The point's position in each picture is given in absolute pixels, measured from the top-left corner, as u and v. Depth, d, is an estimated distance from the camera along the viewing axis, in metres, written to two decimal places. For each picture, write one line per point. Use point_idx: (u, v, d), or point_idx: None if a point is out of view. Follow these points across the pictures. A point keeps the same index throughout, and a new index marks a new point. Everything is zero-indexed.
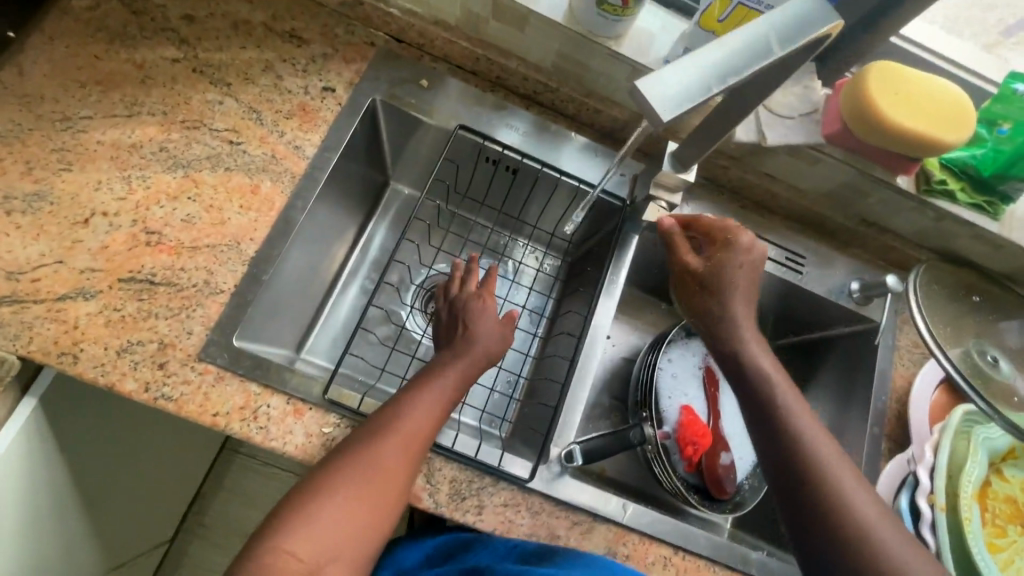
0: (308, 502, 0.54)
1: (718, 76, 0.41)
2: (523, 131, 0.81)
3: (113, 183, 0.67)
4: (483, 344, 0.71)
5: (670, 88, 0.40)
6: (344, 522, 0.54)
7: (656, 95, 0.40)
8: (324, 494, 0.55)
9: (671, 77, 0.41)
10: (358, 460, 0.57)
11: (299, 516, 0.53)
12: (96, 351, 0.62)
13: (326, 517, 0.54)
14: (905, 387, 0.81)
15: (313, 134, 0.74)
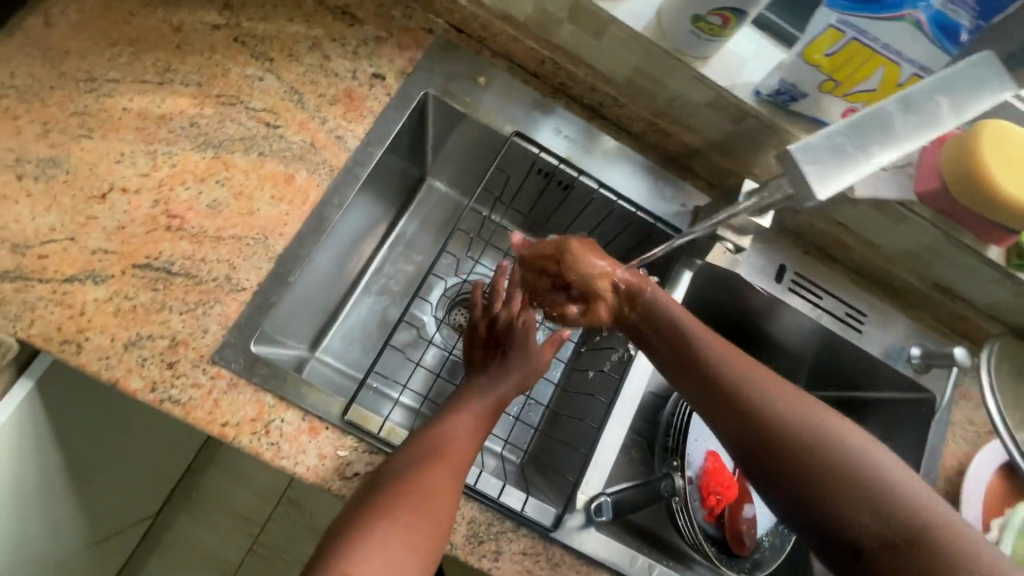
0: (345, 553, 0.48)
1: (886, 147, 0.39)
2: (584, 147, 0.75)
3: (136, 157, 0.61)
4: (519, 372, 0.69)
5: (830, 162, 0.39)
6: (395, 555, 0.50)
7: (818, 170, 0.39)
8: (372, 526, 0.51)
9: (830, 147, 0.39)
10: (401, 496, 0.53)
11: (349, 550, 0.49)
12: (101, 342, 0.56)
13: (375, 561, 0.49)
14: (955, 466, 0.76)
15: (357, 125, 0.68)
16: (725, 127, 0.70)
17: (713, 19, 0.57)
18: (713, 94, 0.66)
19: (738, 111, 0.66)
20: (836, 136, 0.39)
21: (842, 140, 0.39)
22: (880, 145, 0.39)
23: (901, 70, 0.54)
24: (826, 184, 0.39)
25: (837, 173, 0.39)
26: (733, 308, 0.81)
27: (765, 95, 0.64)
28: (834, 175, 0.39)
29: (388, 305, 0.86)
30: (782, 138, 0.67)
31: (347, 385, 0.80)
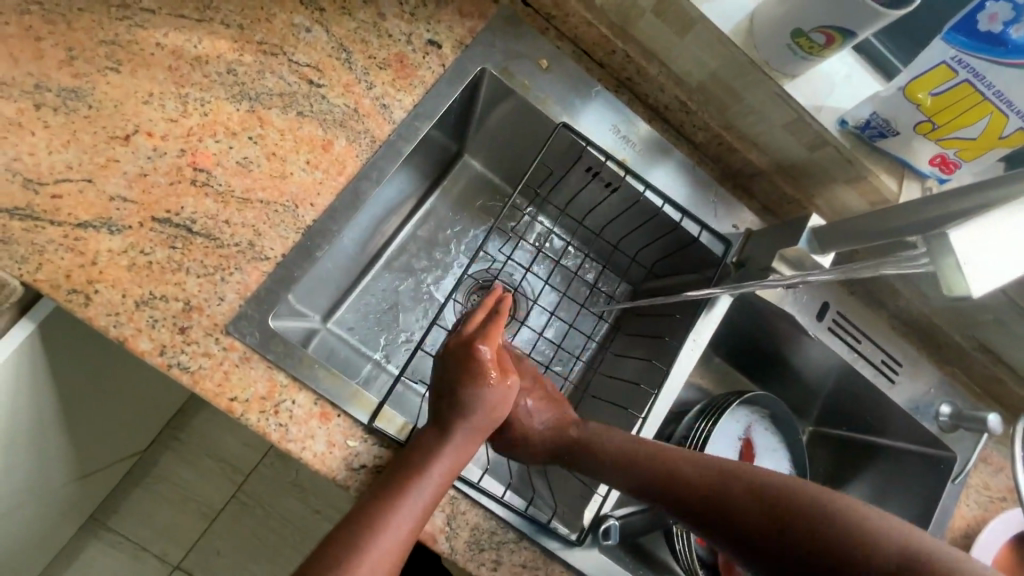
0: None
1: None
2: (639, 148, 0.71)
3: (165, 100, 0.57)
4: (466, 423, 0.58)
5: (986, 250, 0.31)
6: None
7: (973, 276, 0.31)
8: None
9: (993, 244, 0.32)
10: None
11: None
12: (111, 297, 0.52)
13: None
14: (964, 530, 0.74)
15: (406, 95, 0.64)
16: (798, 152, 0.66)
17: (817, 37, 0.51)
18: (794, 115, 0.61)
19: (817, 139, 0.62)
20: (997, 221, 0.32)
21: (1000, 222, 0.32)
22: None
23: (1007, 123, 0.49)
24: (986, 278, 0.31)
25: (999, 261, 0.31)
26: (764, 339, 0.78)
27: (851, 126, 0.59)
28: (994, 267, 0.31)
29: (408, 284, 0.82)
30: (856, 174, 0.63)
31: (358, 362, 0.76)
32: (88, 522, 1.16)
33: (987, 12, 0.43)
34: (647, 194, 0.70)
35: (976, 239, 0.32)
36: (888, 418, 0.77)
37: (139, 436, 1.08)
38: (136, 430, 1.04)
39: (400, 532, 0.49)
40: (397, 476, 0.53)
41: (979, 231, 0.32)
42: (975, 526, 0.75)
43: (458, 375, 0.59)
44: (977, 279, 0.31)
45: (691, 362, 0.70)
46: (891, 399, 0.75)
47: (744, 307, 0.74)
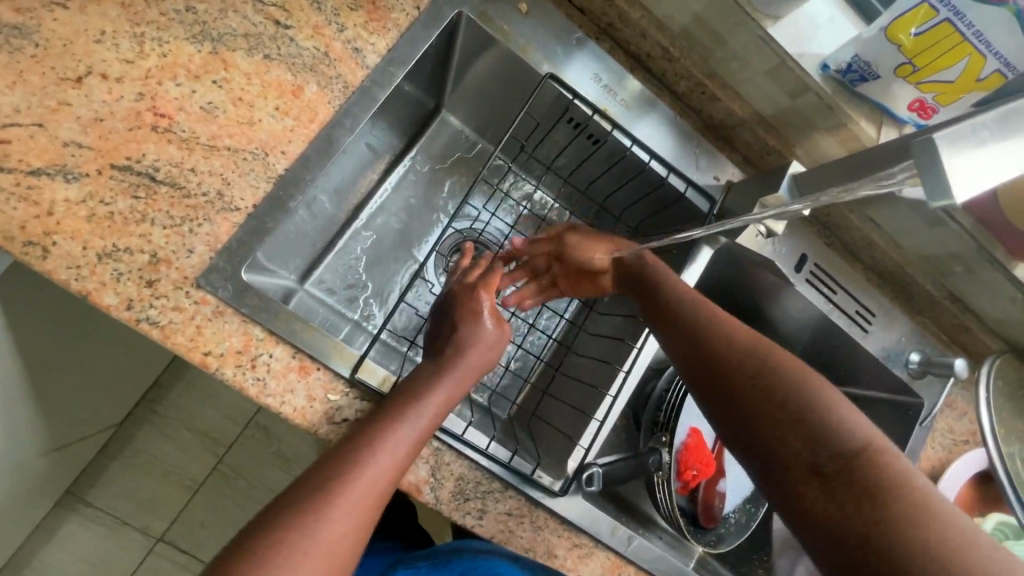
0: (285, 522, 0.43)
1: None
2: (622, 99, 0.69)
3: (119, 39, 0.53)
4: (460, 357, 0.60)
5: (977, 162, 0.28)
6: (345, 512, 0.45)
7: (961, 183, 0.28)
8: (318, 495, 0.45)
9: (981, 157, 0.28)
10: (314, 513, 0.44)
11: (292, 516, 0.44)
12: (71, 249, 0.50)
13: (325, 521, 0.44)
14: (929, 472, 0.78)
15: (379, 39, 0.62)
16: (780, 100, 0.65)
17: None
18: (776, 60, 0.60)
19: (800, 85, 0.62)
20: (983, 133, 0.29)
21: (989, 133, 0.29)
22: None
23: (984, 64, 0.49)
24: (973, 193, 0.28)
25: (988, 174, 0.28)
26: (744, 291, 0.79)
27: (832, 71, 0.59)
28: (982, 179, 0.28)
29: (387, 243, 0.81)
30: (837, 122, 0.63)
31: (335, 321, 0.74)
32: (64, 497, 1.14)
33: None
34: (634, 149, 0.70)
35: (969, 151, 0.28)
36: (861, 368, 0.79)
37: (111, 406, 1.05)
38: (106, 399, 1.00)
39: (396, 452, 0.50)
40: (387, 407, 0.53)
41: (971, 143, 0.29)
42: (940, 467, 0.78)
43: (453, 314, 0.63)
44: (964, 194, 0.28)
45: None
46: (864, 347, 0.76)
47: (725, 260, 0.74)
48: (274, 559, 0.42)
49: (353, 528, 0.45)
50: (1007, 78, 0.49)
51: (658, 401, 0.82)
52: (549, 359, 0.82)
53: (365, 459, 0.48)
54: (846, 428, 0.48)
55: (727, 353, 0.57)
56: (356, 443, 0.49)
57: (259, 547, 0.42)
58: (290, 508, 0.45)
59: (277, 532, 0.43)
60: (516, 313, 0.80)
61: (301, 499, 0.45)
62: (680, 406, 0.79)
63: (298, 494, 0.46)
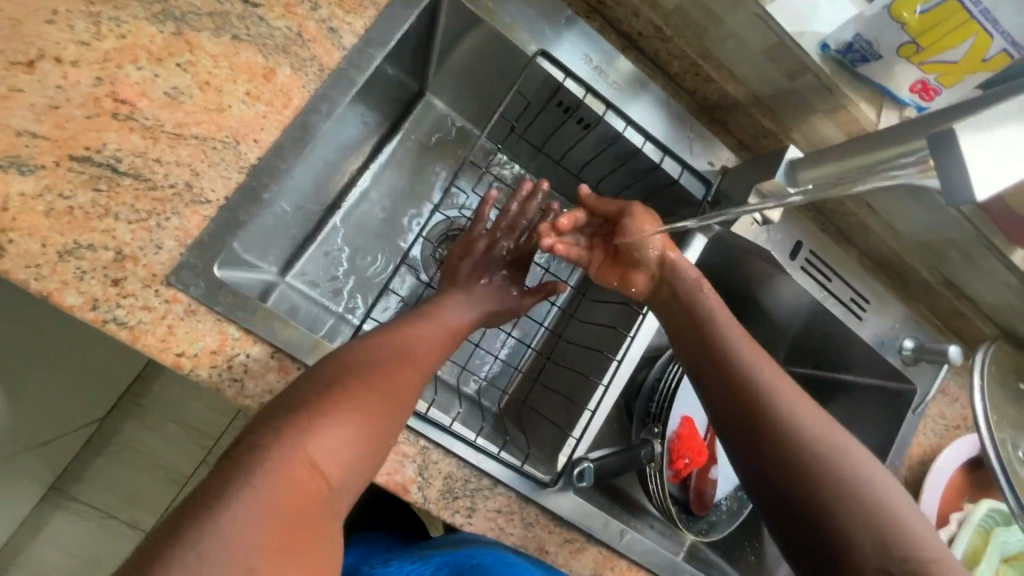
0: (301, 403, 0.43)
1: None
2: (614, 80, 0.66)
3: (74, 19, 0.49)
4: (455, 314, 0.60)
5: (998, 150, 0.27)
6: (359, 404, 0.44)
7: (980, 171, 0.26)
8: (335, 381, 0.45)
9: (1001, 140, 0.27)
10: (333, 390, 0.44)
11: (307, 398, 0.43)
12: (29, 247, 0.47)
13: (340, 418, 0.43)
14: (920, 458, 0.78)
15: (355, 18, 0.58)
16: (777, 81, 0.63)
17: None
18: (774, 39, 0.58)
19: (797, 67, 0.59)
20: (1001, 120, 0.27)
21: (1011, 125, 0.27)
22: None
23: (990, 44, 0.47)
24: (996, 184, 0.26)
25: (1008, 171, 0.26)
26: (738, 279, 0.77)
27: (832, 50, 0.56)
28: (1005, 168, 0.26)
29: (371, 233, 0.78)
30: (835, 104, 0.60)
31: (320, 313, 0.72)
32: (50, 492, 1.11)
33: None
34: (627, 133, 0.67)
35: (988, 140, 0.27)
36: (855, 356, 0.79)
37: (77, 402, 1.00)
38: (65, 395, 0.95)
39: (416, 356, 0.52)
40: (412, 319, 0.56)
41: (991, 130, 0.27)
42: (930, 453, 0.78)
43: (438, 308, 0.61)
44: (985, 185, 0.26)
45: None
46: (858, 335, 0.76)
47: (719, 248, 0.72)
48: (315, 422, 0.41)
49: (368, 417, 0.44)
50: (1013, 58, 0.47)
51: (650, 390, 0.81)
52: (540, 348, 0.80)
53: (392, 364, 0.49)
54: (875, 501, 0.50)
55: (763, 399, 0.55)
56: (379, 351, 0.49)
57: (294, 414, 0.41)
58: (325, 390, 0.44)
59: (315, 405, 0.43)
60: None
61: (321, 378, 0.45)
62: (672, 395, 0.78)
63: (318, 376, 0.45)
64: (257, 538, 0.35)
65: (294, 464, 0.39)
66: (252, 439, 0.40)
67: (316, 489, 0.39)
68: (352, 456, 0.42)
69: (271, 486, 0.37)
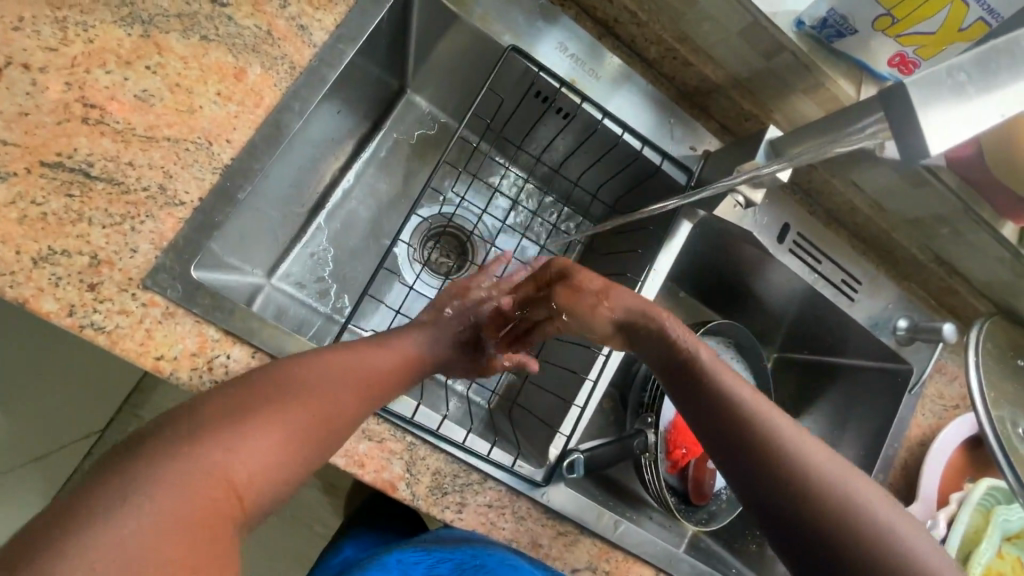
0: (225, 413, 0.40)
1: None
2: (591, 70, 0.66)
3: (40, 25, 0.49)
4: (414, 346, 0.56)
5: (955, 111, 0.27)
6: (287, 419, 0.42)
7: (933, 134, 0.27)
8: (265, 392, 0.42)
9: (960, 101, 0.27)
10: (262, 400, 0.42)
11: (229, 407, 0.40)
12: (3, 254, 0.46)
13: (256, 433, 0.40)
14: (919, 439, 0.77)
15: (324, 14, 0.58)
16: (753, 62, 0.62)
17: None
18: (747, 19, 0.57)
19: (773, 45, 0.58)
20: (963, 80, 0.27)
21: (971, 81, 0.27)
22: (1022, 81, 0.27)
23: (967, 13, 0.46)
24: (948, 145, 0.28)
25: (962, 128, 0.27)
26: (727, 265, 0.76)
27: (807, 27, 0.56)
28: (958, 128, 0.27)
29: (356, 233, 0.77)
30: (814, 83, 0.60)
31: (306, 315, 0.72)
32: None
33: None
34: (606, 122, 0.66)
35: (946, 102, 0.27)
36: (849, 338, 0.78)
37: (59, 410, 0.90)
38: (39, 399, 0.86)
39: (363, 373, 0.49)
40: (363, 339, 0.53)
41: (952, 91, 0.27)
42: (929, 433, 0.77)
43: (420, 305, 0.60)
44: (937, 146, 0.28)
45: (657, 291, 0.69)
46: (851, 316, 0.75)
47: (705, 234, 0.72)
48: (231, 438, 0.39)
49: (293, 439, 0.42)
50: (990, 28, 0.46)
51: (643, 380, 0.81)
52: None
53: (338, 381, 0.46)
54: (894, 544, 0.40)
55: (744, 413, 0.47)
56: (323, 365, 0.47)
57: (212, 424, 0.39)
58: (254, 403, 0.41)
59: (233, 416, 0.40)
60: None
61: (253, 386, 0.42)
62: (665, 384, 0.77)
63: (239, 388, 0.42)
64: (161, 555, 0.32)
65: (209, 479, 0.37)
66: (143, 454, 0.36)
67: (226, 504, 0.37)
68: (269, 473, 0.40)
69: (176, 502, 0.34)
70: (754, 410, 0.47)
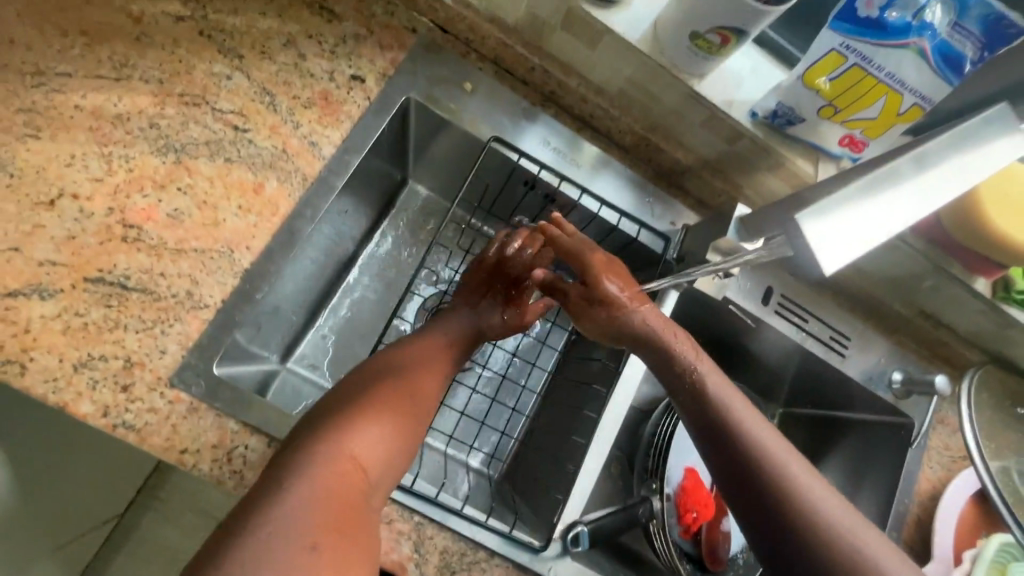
0: (339, 416, 0.48)
1: (906, 213, 0.33)
2: (570, 158, 0.73)
3: (89, 160, 0.57)
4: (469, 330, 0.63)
5: (845, 225, 0.32)
6: (387, 414, 0.50)
7: (827, 240, 0.32)
8: (364, 392, 0.51)
9: (851, 215, 0.33)
10: (362, 400, 0.50)
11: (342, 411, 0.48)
12: (48, 363, 0.52)
13: (366, 432, 0.47)
14: (929, 493, 0.76)
15: (333, 130, 0.65)
16: (719, 146, 0.68)
17: (712, 37, 0.55)
18: (707, 112, 0.64)
19: (733, 131, 0.65)
20: (851, 202, 0.33)
21: (856, 199, 0.33)
22: (899, 210, 0.33)
23: (902, 100, 0.51)
24: (844, 254, 0.32)
25: (851, 241, 0.32)
26: (720, 328, 0.80)
27: (761, 117, 0.62)
28: (849, 243, 0.32)
29: (364, 315, 0.82)
30: (776, 162, 0.65)
31: (321, 396, 0.75)
32: None
33: None
34: (585, 201, 0.72)
35: (837, 216, 0.33)
36: (846, 393, 0.79)
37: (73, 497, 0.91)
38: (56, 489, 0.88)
39: (439, 359, 0.58)
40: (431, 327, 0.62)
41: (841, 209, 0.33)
42: (940, 487, 0.77)
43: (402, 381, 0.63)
44: (834, 254, 0.32)
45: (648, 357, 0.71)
46: (843, 372, 0.77)
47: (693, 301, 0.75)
48: (353, 432, 0.47)
49: (391, 430, 0.49)
50: (925, 111, 0.51)
51: (647, 445, 0.82)
52: (533, 413, 0.81)
53: (417, 372, 0.54)
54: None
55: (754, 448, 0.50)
56: (399, 362, 0.55)
57: (337, 419, 0.47)
58: (358, 399, 0.50)
59: (350, 412, 0.48)
60: (493, 371, 0.80)
61: (357, 387, 0.51)
62: (666, 448, 0.79)
63: (347, 390, 0.51)
64: (318, 518, 0.39)
65: (342, 460, 0.44)
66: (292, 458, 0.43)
67: (358, 480, 0.45)
68: (384, 453, 0.48)
69: (322, 494, 0.41)
70: (765, 450, 0.50)
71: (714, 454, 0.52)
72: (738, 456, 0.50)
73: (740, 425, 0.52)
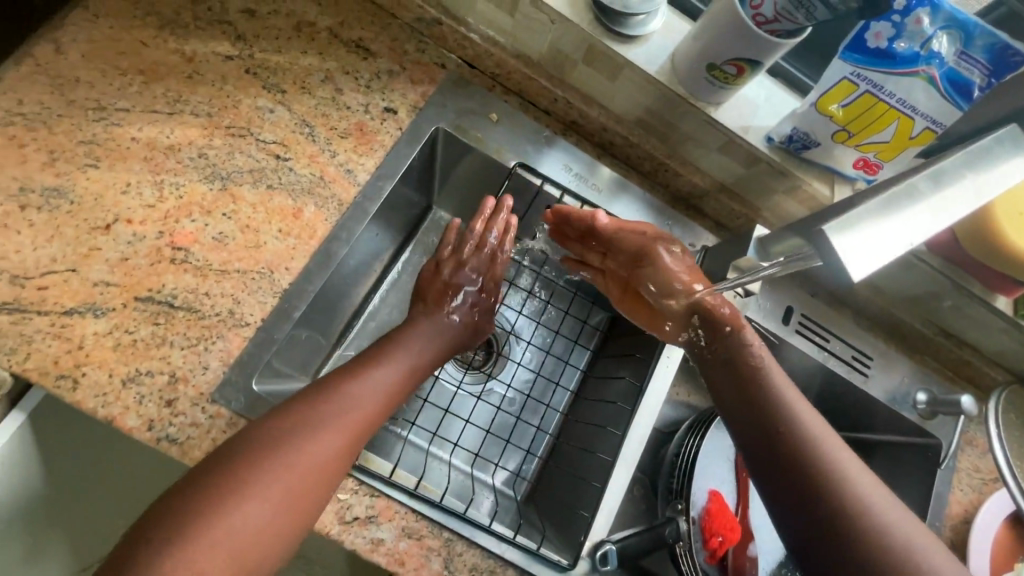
0: (222, 484, 0.46)
1: (923, 226, 0.34)
2: (591, 182, 0.76)
3: (143, 187, 0.61)
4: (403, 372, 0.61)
5: (867, 240, 0.33)
6: (280, 480, 0.48)
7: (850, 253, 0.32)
8: (262, 453, 0.48)
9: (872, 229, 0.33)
10: (255, 462, 0.47)
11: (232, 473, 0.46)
12: (99, 378, 0.54)
13: (250, 507, 0.46)
14: (961, 515, 0.75)
15: (368, 159, 0.69)
16: (736, 170, 0.71)
17: (728, 68, 0.58)
18: (724, 138, 0.67)
19: (750, 156, 0.67)
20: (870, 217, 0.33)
21: (873, 212, 0.34)
22: (917, 222, 0.34)
23: (913, 124, 0.54)
24: (867, 266, 0.32)
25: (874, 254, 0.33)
26: None
27: (777, 142, 0.65)
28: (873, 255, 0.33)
29: None
30: (792, 184, 0.68)
31: None
32: None
33: (872, 30, 0.49)
34: None
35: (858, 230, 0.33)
36: (871, 414, 0.79)
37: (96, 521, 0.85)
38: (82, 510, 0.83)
39: (365, 405, 0.56)
40: (360, 361, 0.59)
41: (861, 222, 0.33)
42: (972, 510, 0.76)
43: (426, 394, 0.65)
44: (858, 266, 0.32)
45: (671, 373, 0.72)
46: (867, 392, 0.77)
47: None
48: (227, 513, 0.45)
49: (284, 496, 0.47)
50: (937, 134, 0.54)
51: (671, 466, 0.81)
52: (556, 432, 0.81)
53: (329, 422, 0.52)
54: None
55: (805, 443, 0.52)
56: (315, 409, 0.52)
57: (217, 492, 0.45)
58: (245, 466, 0.47)
59: (239, 477, 0.46)
60: (517, 391, 0.82)
61: (257, 440, 0.49)
62: (690, 468, 0.78)
63: (253, 439, 0.49)
64: None
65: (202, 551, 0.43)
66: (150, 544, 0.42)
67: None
68: (267, 529, 0.46)
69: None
70: (818, 444, 0.51)
71: (759, 441, 0.54)
72: (788, 448, 0.52)
73: (792, 417, 0.54)
